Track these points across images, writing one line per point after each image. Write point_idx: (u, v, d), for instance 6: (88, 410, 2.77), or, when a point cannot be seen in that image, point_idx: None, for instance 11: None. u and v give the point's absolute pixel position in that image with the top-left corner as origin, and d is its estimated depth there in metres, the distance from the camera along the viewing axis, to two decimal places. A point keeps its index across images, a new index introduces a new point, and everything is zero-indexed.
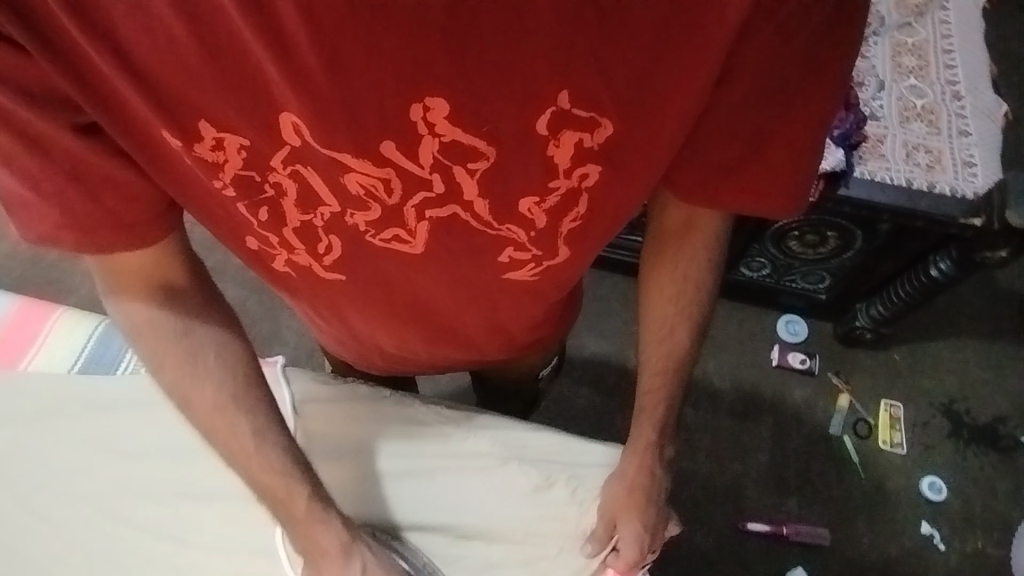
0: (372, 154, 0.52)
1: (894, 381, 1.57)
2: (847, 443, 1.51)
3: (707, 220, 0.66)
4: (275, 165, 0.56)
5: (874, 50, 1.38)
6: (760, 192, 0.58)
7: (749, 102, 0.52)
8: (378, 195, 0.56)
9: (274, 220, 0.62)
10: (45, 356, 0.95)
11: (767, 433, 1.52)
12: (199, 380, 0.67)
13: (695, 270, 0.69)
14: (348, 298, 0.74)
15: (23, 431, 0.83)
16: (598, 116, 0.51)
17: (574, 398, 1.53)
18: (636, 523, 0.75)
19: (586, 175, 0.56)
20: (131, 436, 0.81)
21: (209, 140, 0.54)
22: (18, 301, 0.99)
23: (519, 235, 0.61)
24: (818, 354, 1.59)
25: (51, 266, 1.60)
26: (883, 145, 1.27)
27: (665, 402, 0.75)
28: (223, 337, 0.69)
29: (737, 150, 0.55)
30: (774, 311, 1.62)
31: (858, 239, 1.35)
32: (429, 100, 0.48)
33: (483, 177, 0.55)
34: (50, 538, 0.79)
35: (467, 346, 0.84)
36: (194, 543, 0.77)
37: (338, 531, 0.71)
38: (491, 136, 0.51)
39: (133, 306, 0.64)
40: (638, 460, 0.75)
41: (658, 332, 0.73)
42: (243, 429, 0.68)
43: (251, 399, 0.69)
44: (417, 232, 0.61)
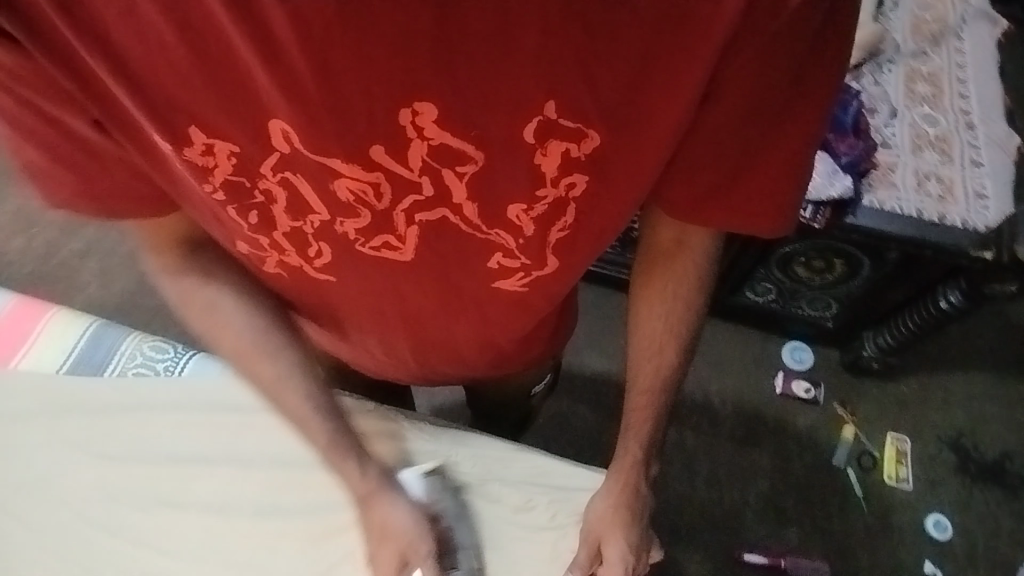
0: (361, 159, 0.52)
1: (901, 413, 1.53)
2: (851, 476, 1.47)
3: (697, 239, 0.62)
4: (264, 173, 0.56)
5: (887, 77, 1.37)
6: (748, 210, 0.55)
7: (743, 118, 0.49)
8: (367, 201, 0.55)
9: (264, 224, 0.61)
10: (36, 355, 0.96)
11: (768, 461, 1.49)
12: (227, 327, 0.70)
13: (686, 290, 0.65)
14: (348, 309, 0.73)
15: (10, 429, 0.83)
16: (585, 126, 0.49)
17: (572, 416, 1.51)
18: (621, 544, 0.73)
19: (573, 185, 0.54)
20: (115, 438, 0.81)
21: (199, 145, 0.54)
22: (15, 299, 1.00)
23: (507, 241, 0.59)
24: (823, 383, 1.56)
25: (61, 264, 1.62)
26: (894, 173, 1.25)
27: (652, 421, 0.71)
28: (241, 291, 0.70)
29: (727, 167, 0.53)
30: (780, 336, 1.60)
31: (866, 266, 1.33)
32: (418, 104, 0.47)
33: (472, 181, 0.53)
34: (30, 539, 0.79)
35: (455, 361, 0.83)
36: (171, 552, 0.76)
37: (370, 474, 0.73)
38: (479, 142, 0.50)
39: (161, 258, 0.67)
40: (623, 477, 0.72)
41: (647, 350, 0.69)
42: (270, 372, 0.72)
43: (274, 348, 0.71)
44: (407, 237, 0.59)
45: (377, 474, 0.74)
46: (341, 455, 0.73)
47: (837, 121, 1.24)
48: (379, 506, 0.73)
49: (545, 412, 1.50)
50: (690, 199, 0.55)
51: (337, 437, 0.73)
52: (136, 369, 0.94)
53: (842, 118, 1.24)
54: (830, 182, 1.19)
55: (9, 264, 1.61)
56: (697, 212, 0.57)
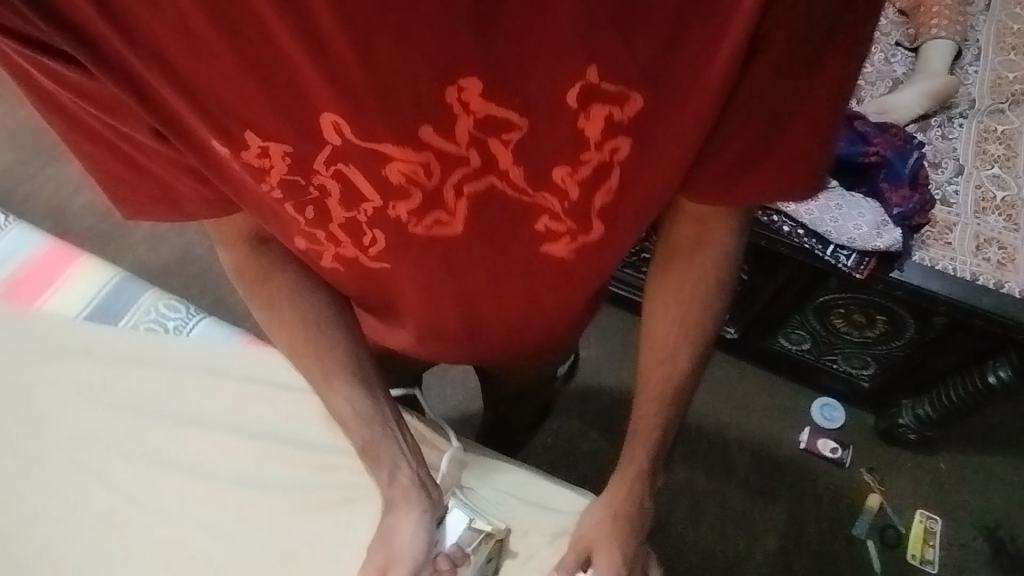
0: (409, 140, 0.50)
1: (936, 490, 1.42)
2: (870, 549, 1.38)
3: (718, 235, 0.59)
4: (319, 167, 0.55)
5: (957, 133, 1.30)
6: (781, 174, 0.52)
7: (784, 71, 0.46)
8: (418, 180, 0.54)
9: (321, 218, 0.60)
10: (61, 297, 1.03)
11: (780, 518, 1.41)
12: (284, 322, 0.69)
13: (704, 290, 0.62)
14: (411, 297, 0.69)
15: (27, 363, 0.86)
16: (628, 88, 0.47)
17: (581, 441, 1.47)
18: (613, 556, 0.68)
19: (617, 149, 0.50)
20: (118, 388, 0.84)
21: (255, 148, 0.54)
22: (50, 244, 1.08)
23: (553, 205, 0.55)
24: (852, 446, 1.47)
25: (116, 223, 1.70)
26: (951, 233, 1.18)
27: (660, 426, 0.67)
28: (301, 290, 0.68)
29: (763, 127, 0.50)
30: (811, 391, 1.51)
31: (910, 328, 1.25)
32: (463, 81, 0.46)
33: (517, 148, 0.51)
34: (24, 475, 0.81)
35: (506, 349, 0.79)
36: (149, 508, 0.77)
37: (411, 475, 0.71)
38: (522, 110, 0.48)
39: (230, 253, 0.66)
40: (627, 487, 0.68)
41: (657, 353, 0.66)
42: (327, 368, 0.70)
43: (325, 347, 0.70)
44: (456, 212, 0.56)
45: (408, 484, 0.71)
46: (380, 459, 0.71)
47: (893, 171, 1.19)
48: (397, 515, 0.70)
49: (553, 432, 1.47)
50: (729, 169, 0.52)
51: (376, 439, 0.71)
52: (148, 324, 1.00)
53: (899, 169, 1.19)
54: (877, 233, 1.12)
55: (70, 218, 1.70)
56: (724, 196, 0.54)
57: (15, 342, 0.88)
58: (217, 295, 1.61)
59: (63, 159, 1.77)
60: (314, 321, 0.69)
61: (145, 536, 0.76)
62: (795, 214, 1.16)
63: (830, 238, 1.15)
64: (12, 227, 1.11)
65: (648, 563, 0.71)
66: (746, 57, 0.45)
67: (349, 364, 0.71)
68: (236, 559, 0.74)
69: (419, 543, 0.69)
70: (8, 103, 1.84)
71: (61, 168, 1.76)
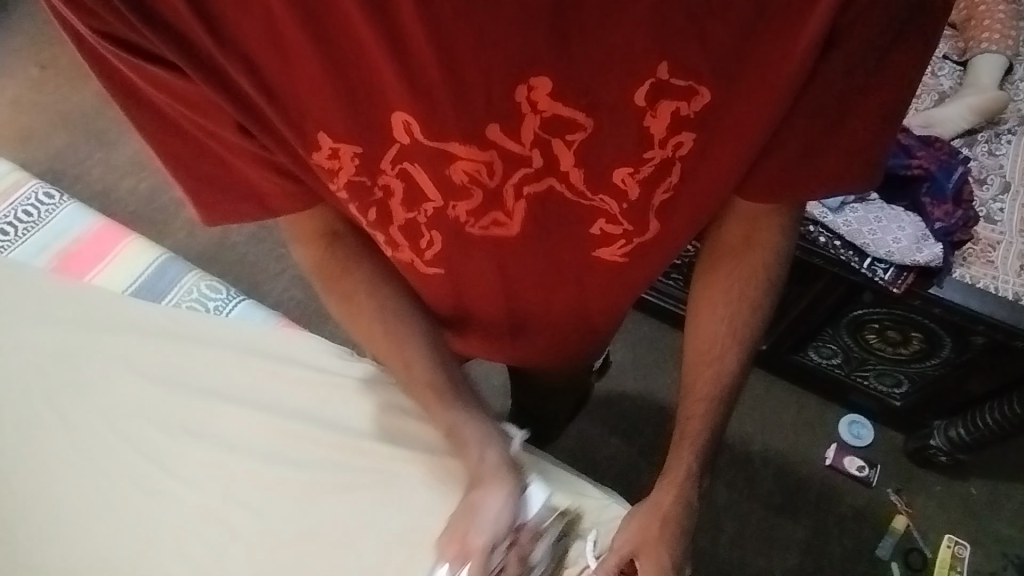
0: (478, 139, 0.51)
1: (967, 518, 1.39)
2: (895, 571, 1.35)
3: (767, 235, 0.60)
4: (384, 167, 0.56)
5: (1005, 149, 1.27)
6: (842, 168, 0.54)
7: (850, 70, 0.48)
8: (480, 179, 0.55)
9: (382, 219, 0.61)
10: (109, 273, 1.07)
11: (803, 534, 1.39)
12: (362, 311, 0.70)
13: (752, 291, 0.63)
14: (470, 292, 0.70)
15: (71, 334, 0.90)
16: (697, 83, 0.48)
17: (603, 444, 1.47)
18: (664, 559, 0.65)
19: (681, 145, 0.52)
20: (159, 361, 0.87)
21: (326, 150, 0.55)
22: (101, 222, 1.13)
23: (610, 207, 0.57)
24: (880, 465, 1.44)
25: (160, 208, 1.76)
26: (994, 251, 1.16)
27: (707, 426, 0.67)
28: (376, 279, 0.70)
29: (825, 125, 0.51)
30: (839, 408, 1.49)
31: (946, 347, 1.22)
32: (533, 79, 0.47)
33: (581, 149, 0.52)
34: (63, 440, 0.84)
35: (554, 349, 0.82)
36: (179, 477, 0.80)
37: (500, 446, 0.70)
38: (589, 110, 0.49)
39: (306, 251, 0.68)
40: (674, 490, 0.66)
41: (703, 353, 0.66)
42: (407, 353, 0.71)
43: (406, 330, 0.71)
44: (515, 213, 0.58)
45: (498, 460, 0.69)
46: (464, 436, 0.70)
47: (936, 185, 1.17)
48: (483, 493, 0.67)
49: (574, 435, 1.47)
50: (790, 169, 0.53)
51: (458, 419, 0.71)
52: (190, 302, 1.03)
53: (942, 183, 1.17)
54: (916, 247, 1.10)
55: (116, 201, 1.76)
56: (780, 191, 0.55)
57: (62, 314, 0.92)
58: (251, 281, 1.65)
59: (113, 144, 1.84)
60: (392, 307, 0.70)
61: (172, 503, 0.79)
62: (832, 225, 1.14)
63: (867, 250, 1.12)
64: (64, 204, 1.15)
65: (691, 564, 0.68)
66: (824, 47, 0.46)
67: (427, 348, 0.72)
68: (264, 535, 0.76)
69: (508, 517, 0.66)
70: (61, 87, 1.92)
71: (110, 152, 1.82)
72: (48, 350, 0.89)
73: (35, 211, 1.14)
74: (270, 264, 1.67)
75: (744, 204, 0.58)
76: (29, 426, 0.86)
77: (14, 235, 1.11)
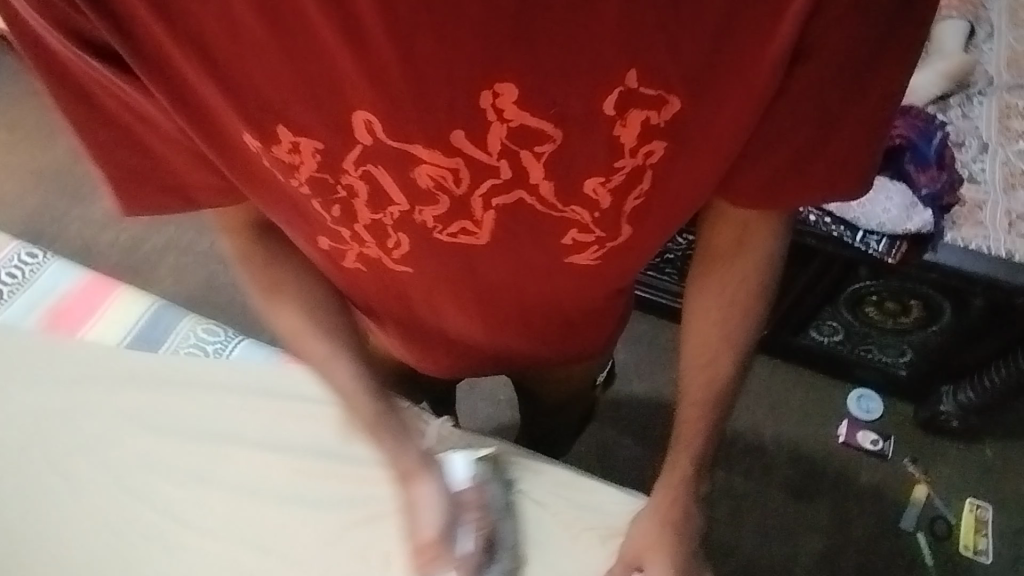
0: (441, 144, 0.51)
1: (985, 478, 1.39)
2: (921, 542, 1.34)
3: (759, 241, 0.57)
4: (348, 168, 0.55)
5: (979, 110, 1.28)
6: (827, 177, 0.52)
7: (832, 77, 0.46)
8: (446, 186, 0.55)
9: (347, 218, 0.60)
10: (104, 327, 1.04)
11: (824, 515, 1.38)
12: (292, 300, 0.70)
13: (746, 299, 0.60)
14: (438, 296, 0.70)
15: (65, 395, 0.87)
16: (667, 93, 0.47)
17: (615, 447, 1.46)
18: (665, 566, 0.65)
19: (652, 153, 0.51)
20: (161, 411, 0.85)
21: (286, 143, 0.54)
22: (89, 277, 1.10)
23: (582, 216, 0.57)
24: (893, 437, 1.44)
25: (141, 258, 1.73)
26: (982, 211, 1.16)
27: (703, 432, 0.64)
28: (305, 270, 0.71)
29: (805, 140, 0.50)
30: (846, 383, 1.49)
31: (946, 313, 1.23)
32: (498, 86, 0.47)
33: (550, 161, 0.52)
34: (69, 504, 0.82)
35: (525, 353, 0.83)
36: (196, 528, 0.78)
37: (416, 455, 0.72)
38: (558, 120, 0.49)
39: (233, 241, 0.67)
40: (670, 495, 0.65)
41: (699, 359, 0.63)
42: (320, 351, 0.72)
43: (329, 322, 0.72)
44: (484, 222, 0.58)
45: (418, 459, 0.72)
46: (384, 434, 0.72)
47: (918, 153, 1.16)
48: (417, 489, 0.71)
49: (586, 440, 1.46)
50: (769, 181, 0.52)
51: (380, 415, 0.73)
52: (189, 348, 1.01)
53: (924, 150, 1.17)
54: (906, 216, 1.10)
55: (97, 256, 1.73)
56: (768, 201, 0.54)
57: (54, 375, 0.89)
58: (245, 321, 1.63)
59: (87, 199, 1.81)
60: (319, 296, 0.71)
61: (193, 555, 0.77)
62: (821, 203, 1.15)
63: (858, 224, 1.13)
64: (48, 262, 1.12)
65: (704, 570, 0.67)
66: (794, 59, 0.45)
67: (351, 337, 0.73)
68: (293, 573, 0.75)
69: (442, 505, 0.71)
70: (27, 147, 1.89)
71: (85, 208, 1.80)
72: (45, 415, 0.87)
73: (17, 270, 1.10)
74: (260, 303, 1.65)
75: (732, 210, 0.56)
76: (31, 495, 0.83)
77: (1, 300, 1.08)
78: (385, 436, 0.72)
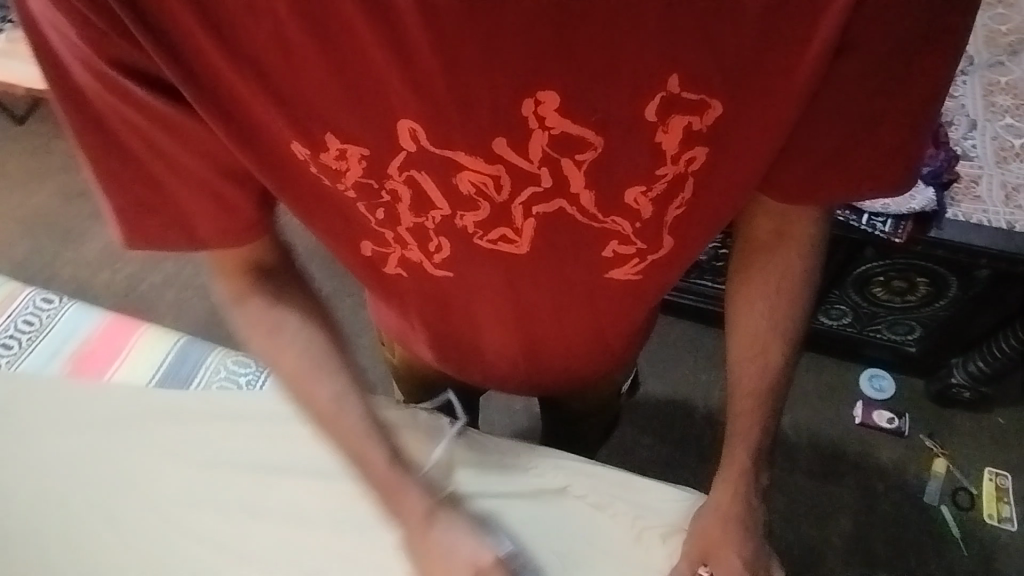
0: (484, 152, 0.51)
1: (1000, 447, 1.42)
2: (947, 515, 1.36)
3: (800, 227, 0.59)
4: (392, 173, 0.55)
5: (963, 89, 1.31)
6: (865, 171, 0.54)
7: (870, 74, 0.48)
8: (488, 193, 0.55)
9: (390, 221, 0.60)
10: (128, 368, 1.03)
11: (850, 497, 1.39)
12: (286, 345, 0.68)
13: (791, 284, 0.62)
14: (477, 309, 0.69)
15: (102, 437, 0.87)
16: (709, 97, 0.48)
17: (637, 447, 1.46)
18: (734, 561, 0.66)
19: (693, 160, 0.52)
20: (201, 445, 0.85)
21: (334, 150, 0.54)
22: (109, 318, 1.09)
23: (623, 227, 0.57)
24: (908, 414, 1.46)
25: (141, 296, 1.71)
26: (978, 185, 1.19)
27: (759, 423, 0.66)
28: (308, 313, 0.69)
29: (843, 138, 0.52)
30: (857, 365, 1.51)
31: (952, 286, 1.25)
32: (542, 94, 0.47)
33: (591, 168, 0.53)
34: (114, 546, 0.81)
35: (567, 372, 0.82)
36: (245, 558, 0.78)
37: (420, 497, 0.70)
38: (599, 127, 0.50)
39: (230, 286, 0.67)
40: (731, 489, 0.66)
41: (748, 352, 0.65)
42: (322, 396, 0.68)
43: (328, 366, 0.69)
44: (524, 230, 0.58)
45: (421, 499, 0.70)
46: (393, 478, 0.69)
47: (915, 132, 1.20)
48: (436, 529, 0.69)
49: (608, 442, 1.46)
50: (808, 179, 0.54)
51: (385, 459, 0.69)
52: (219, 382, 1.00)
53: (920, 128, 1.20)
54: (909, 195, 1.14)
55: (95, 297, 1.70)
56: (808, 196, 0.55)
57: (87, 418, 0.88)
58: None
59: (80, 240, 1.79)
60: (316, 339, 0.69)
61: None
62: None
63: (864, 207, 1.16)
64: (66, 306, 1.11)
65: (771, 565, 0.67)
66: (835, 54, 0.46)
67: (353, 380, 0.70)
68: None
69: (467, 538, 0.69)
70: (15, 193, 1.86)
71: (79, 250, 1.77)
72: (82, 459, 0.86)
73: (35, 317, 1.09)
74: None
75: (772, 204, 0.57)
76: (71, 543, 0.82)
77: (18, 347, 1.05)
78: (398, 488, 0.69)
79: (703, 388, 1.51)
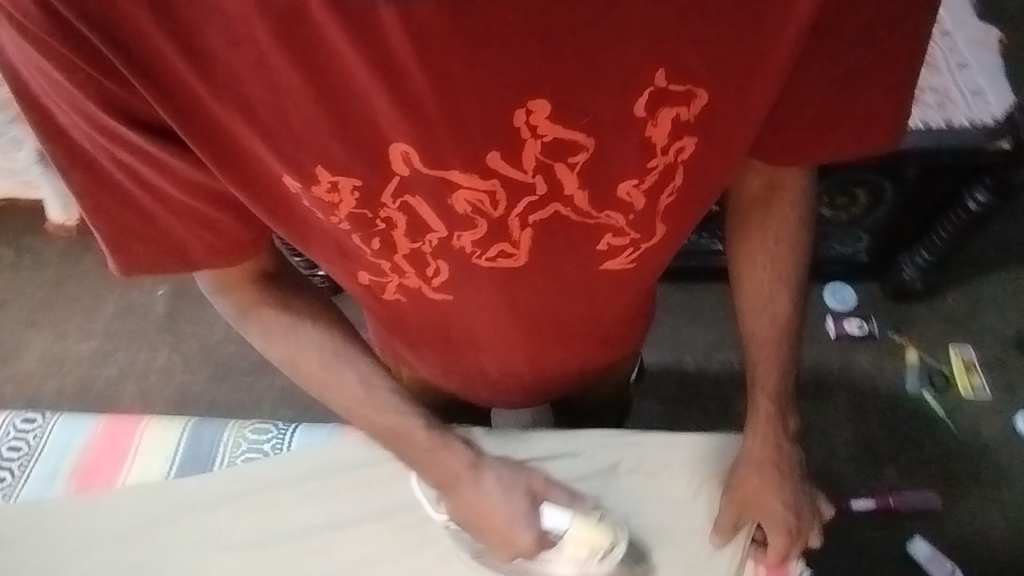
0: (478, 167, 0.51)
1: (956, 324, 1.55)
2: (928, 399, 1.47)
3: (790, 180, 0.63)
4: (386, 201, 0.54)
5: None
6: (836, 130, 0.57)
7: (839, 46, 0.51)
8: (483, 209, 0.54)
9: (386, 250, 0.59)
10: (140, 468, 0.97)
11: (844, 406, 1.48)
12: (303, 345, 0.68)
13: (787, 230, 0.66)
14: (476, 325, 0.69)
15: (139, 543, 0.88)
16: (694, 87, 0.50)
17: (642, 411, 1.50)
18: (774, 502, 0.70)
19: (683, 149, 0.54)
20: (245, 525, 0.86)
21: (325, 183, 0.52)
22: (103, 421, 1.02)
23: (617, 221, 0.58)
24: (873, 315, 1.56)
25: (99, 395, 1.60)
26: None
27: (779, 367, 0.69)
28: (317, 308, 0.69)
29: (818, 108, 0.56)
30: (818, 283, 1.59)
31: (888, 189, 1.37)
32: (532, 103, 0.47)
33: (584, 169, 0.53)
34: None
35: (572, 372, 0.82)
36: None
37: (463, 452, 0.71)
38: (591, 129, 0.50)
39: (239, 298, 0.67)
40: (761, 437, 0.71)
41: (759, 302, 0.68)
42: (351, 381, 0.69)
43: (352, 355, 0.70)
44: (521, 242, 0.58)
45: (466, 459, 0.71)
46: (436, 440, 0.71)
47: None
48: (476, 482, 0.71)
49: None
50: (788, 141, 0.58)
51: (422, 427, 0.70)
52: (244, 456, 0.96)
53: None
54: None
55: (49, 407, 1.60)
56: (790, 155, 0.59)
57: (116, 529, 0.89)
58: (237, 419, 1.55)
59: (14, 355, 1.66)
60: (331, 337, 0.69)
61: None
62: None
63: None
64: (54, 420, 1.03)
65: (811, 500, 0.72)
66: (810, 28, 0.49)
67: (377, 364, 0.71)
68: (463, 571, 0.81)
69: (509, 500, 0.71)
70: None
71: (16, 364, 1.65)
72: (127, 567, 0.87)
73: (20, 442, 1.00)
74: (244, 402, 1.56)
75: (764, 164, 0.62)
76: None
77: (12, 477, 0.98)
78: (439, 445, 0.71)
79: (687, 341, 1.57)
